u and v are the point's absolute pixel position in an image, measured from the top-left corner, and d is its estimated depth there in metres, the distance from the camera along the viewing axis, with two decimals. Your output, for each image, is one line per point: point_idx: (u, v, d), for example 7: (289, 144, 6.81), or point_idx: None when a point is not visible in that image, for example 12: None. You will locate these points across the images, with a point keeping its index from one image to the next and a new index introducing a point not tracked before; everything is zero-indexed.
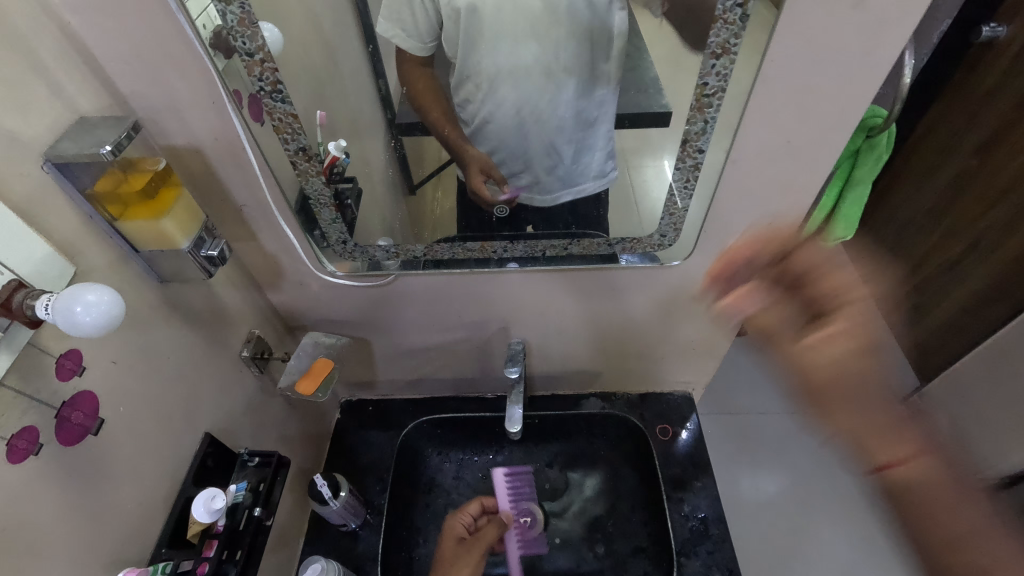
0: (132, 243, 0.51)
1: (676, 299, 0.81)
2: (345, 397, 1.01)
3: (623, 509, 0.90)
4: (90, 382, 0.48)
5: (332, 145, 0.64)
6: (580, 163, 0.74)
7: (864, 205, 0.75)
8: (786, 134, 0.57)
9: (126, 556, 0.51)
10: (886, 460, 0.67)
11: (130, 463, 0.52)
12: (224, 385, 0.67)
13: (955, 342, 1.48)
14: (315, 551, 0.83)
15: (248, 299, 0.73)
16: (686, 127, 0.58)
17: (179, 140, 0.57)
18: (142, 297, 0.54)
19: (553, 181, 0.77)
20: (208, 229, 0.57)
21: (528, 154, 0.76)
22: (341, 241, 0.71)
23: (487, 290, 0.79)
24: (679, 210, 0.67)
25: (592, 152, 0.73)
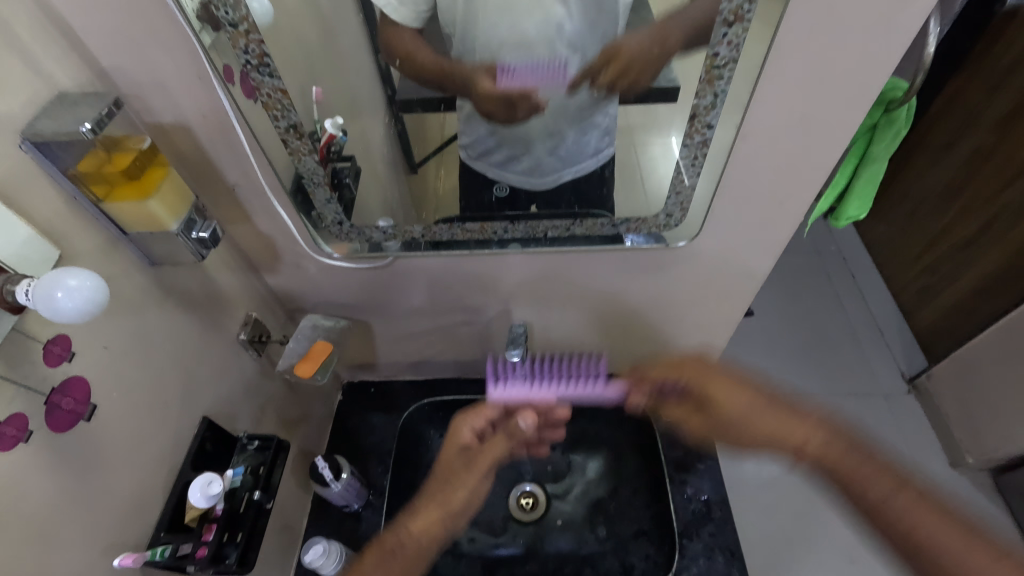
0: (121, 225, 0.50)
1: (682, 282, 0.79)
2: (346, 379, 1.00)
3: (625, 494, 0.89)
4: (80, 368, 0.47)
5: (328, 123, 0.65)
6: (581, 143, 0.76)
7: (880, 182, 0.73)
8: (800, 109, 0.54)
9: (125, 540, 0.51)
10: (800, 442, 0.71)
11: (127, 447, 0.52)
12: (222, 370, 0.66)
13: (966, 323, 1.46)
14: (317, 532, 0.84)
15: (243, 282, 0.72)
16: (695, 100, 0.56)
17: (167, 118, 0.55)
18: (134, 280, 0.52)
19: (553, 162, 0.79)
20: (198, 210, 0.56)
21: (528, 137, 0.80)
22: (337, 223, 0.68)
23: (488, 273, 0.78)
24: (686, 189, 0.64)
25: (593, 130, 0.74)
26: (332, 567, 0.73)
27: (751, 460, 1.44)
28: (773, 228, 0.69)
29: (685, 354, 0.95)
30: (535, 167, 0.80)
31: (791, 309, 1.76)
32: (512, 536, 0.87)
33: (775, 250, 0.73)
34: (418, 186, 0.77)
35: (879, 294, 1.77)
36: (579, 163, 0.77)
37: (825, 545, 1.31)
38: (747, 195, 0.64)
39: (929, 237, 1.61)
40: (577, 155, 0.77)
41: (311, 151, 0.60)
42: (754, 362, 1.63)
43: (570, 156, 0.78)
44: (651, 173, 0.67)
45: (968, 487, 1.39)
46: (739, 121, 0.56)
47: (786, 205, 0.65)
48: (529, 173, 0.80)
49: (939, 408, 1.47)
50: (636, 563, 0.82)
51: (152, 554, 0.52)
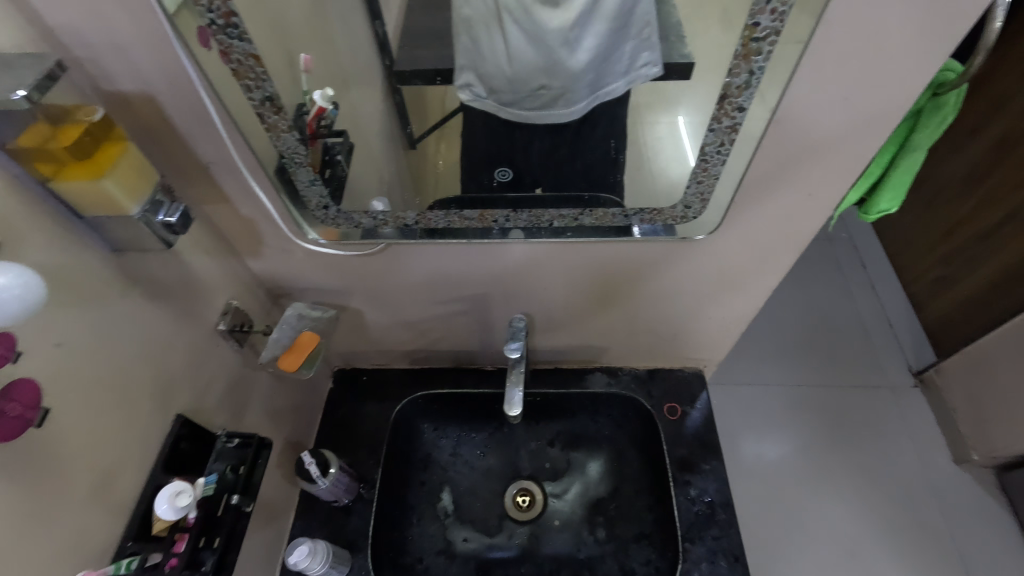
0: (74, 208, 0.45)
1: (695, 275, 0.73)
2: (338, 366, 0.96)
3: (626, 493, 0.85)
4: (27, 369, 0.42)
5: (317, 94, 0.63)
6: (609, 69, 0.80)
7: (916, 171, 0.66)
8: (843, 90, 0.48)
9: (85, 554, 0.47)
10: None
11: (87, 454, 0.47)
12: (199, 362, 0.62)
13: (980, 318, 1.41)
14: (304, 528, 0.80)
15: (223, 267, 0.67)
16: (727, 78, 0.50)
17: (127, 85, 0.48)
18: (92, 268, 0.47)
19: (581, 89, 0.84)
20: (165, 190, 0.51)
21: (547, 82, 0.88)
22: (322, 207, 0.64)
23: (487, 262, 0.72)
24: (709, 177, 0.59)
25: (613, 69, 0.80)
26: (319, 568, 0.70)
27: (749, 447, 1.42)
28: (799, 220, 0.63)
29: (694, 348, 0.90)
30: (563, 99, 0.86)
31: (799, 297, 1.71)
32: (508, 535, 0.84)
33: (799, 244, 0.67)
34: (416, 165, 0.76)
35: (890, 285, 1.72)
36: (607, 86, 0.80)
37: (824, 539, 1.28)
38: (776, 187, 0.58)
39: (947, 226, 1.54)
40: (606, 78, 0.81)
41: (290, 128, 0.56)
42: (758, 350, 1.59)
43: (591, 88, 0.83)
44: (657, 155, 0.66)
45: (973, 484, 1.36)
46: (775, 103, 0.49)
47: (816, 196, 0.59)
48: (553, 107, 0.87)
49: (947, 403, 1.43)
50: (636, 567, 0.80)
51: (116, 566, 0.47)
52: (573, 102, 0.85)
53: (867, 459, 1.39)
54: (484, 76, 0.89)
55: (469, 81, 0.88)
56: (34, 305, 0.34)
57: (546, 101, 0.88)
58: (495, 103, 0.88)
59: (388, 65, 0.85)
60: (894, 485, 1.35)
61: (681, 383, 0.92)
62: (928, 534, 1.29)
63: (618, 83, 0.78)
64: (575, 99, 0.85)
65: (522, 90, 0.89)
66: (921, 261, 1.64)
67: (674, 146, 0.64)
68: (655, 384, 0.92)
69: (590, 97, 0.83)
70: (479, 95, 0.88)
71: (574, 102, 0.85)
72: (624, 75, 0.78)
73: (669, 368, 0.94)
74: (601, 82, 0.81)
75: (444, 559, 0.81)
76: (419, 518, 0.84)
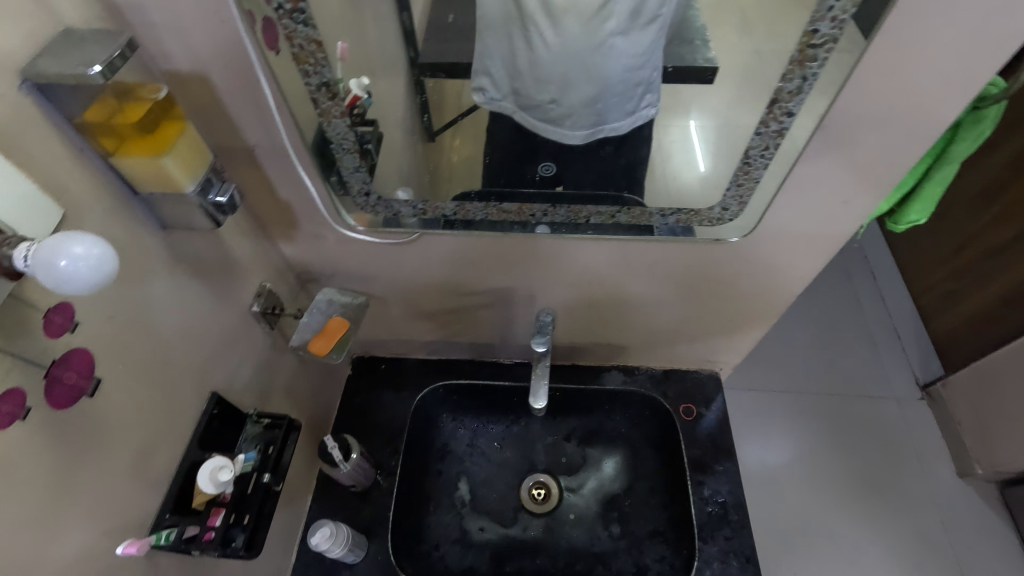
0: (132, 184, 0.45)
1: (722, 279, 0.74)
2: (357, 354, 0.96)
3: (641, 491, 0.86)
4: (83, 340, 0.43)
5: (353, 83, 0.59)
6: (619, 102, 0.78)
7: (947, 186, 0.67)
8: (890, 100, 0.49)
9: (129, 522, 0.48)
10: None
11: (131, 426, 0.48)
12: (233, 341, 0.63)
13: (989, 334, 1.41)
14: (323, 511, 0.81)
15: (258, 249, 0.68)
16: (780, 83, 0.51)
17: (184, 66, 0.49)
18: (143, 244, 0.48)
19: (587, 116, 0.82)
20: (216, 171, 0.51)
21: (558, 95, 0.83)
22: (363, 193, 0.64)
23: (519, 256, 0.73)
24: (750, 180, 0.60)
25: (623, 103, 0.78)
26: (339, 550, 0.71)
27: (755, 452, 1.43)
28: (831, 227, 0.63)
29: (712, 351, 0.91)
30: (567, 119, 0.83)
31: (809, 306, 1.71)
32: (523, 527, 0.85)
33: (830, 250, 0.67)
34: (432, 155, 0.73)
35: (900, 296, 1.73)
36: (610, 122, 0.78)
37: (827, 546, 1.29)
38: (812, 193, 0.59)
39: (960, 240, 1.55)
40: (612, 112, 0.79)
41: (342, 114, 0.56)
42: (767, 357, 1.59)
43: (600, 116, 0.80)
44: (670, 160, 0.69)
45: (975, 497, 1.37)
46: (829, 105, 0.50)
47: (851, 205, 0.60)
48: (559, 124, 0.83)
49: (953, 416, 1.44)
50: (650, 564, 0.81)
51: (157, 538, 0.49)
52: (578, 127, 0.82)
53: (872, 469, 1.40)
54: (502, 76, 0.83)
55: (483, 82, 0.82)
56: (103, 283, 0.36)
57: (552, 116, 0.83)
58: (508, 105, 0.82)
59: (413, 57, 0.78)
60: (898, 495, 1.36)
61: (697, 385, 0.93)
62: (930, 545, 1.30)
63: (622, 122, 0.77)
64: (579, 125, 0.82)
65: (534, 97, 0.83)
66: (932, 274, 1.64)
67: (687, 150, 0.67)
68: (670, 384, 0.93)
69: (592, 127, 0.80)
70: (491, 96, 0.82)
71: (577, 127, 0.82)
72: (628, 114, 0.77)
73: (685, 369, 0.95)
74: (606, 115, 0.79)
75: (460, 548, 0.82)
76: (436, 506, 0.85)
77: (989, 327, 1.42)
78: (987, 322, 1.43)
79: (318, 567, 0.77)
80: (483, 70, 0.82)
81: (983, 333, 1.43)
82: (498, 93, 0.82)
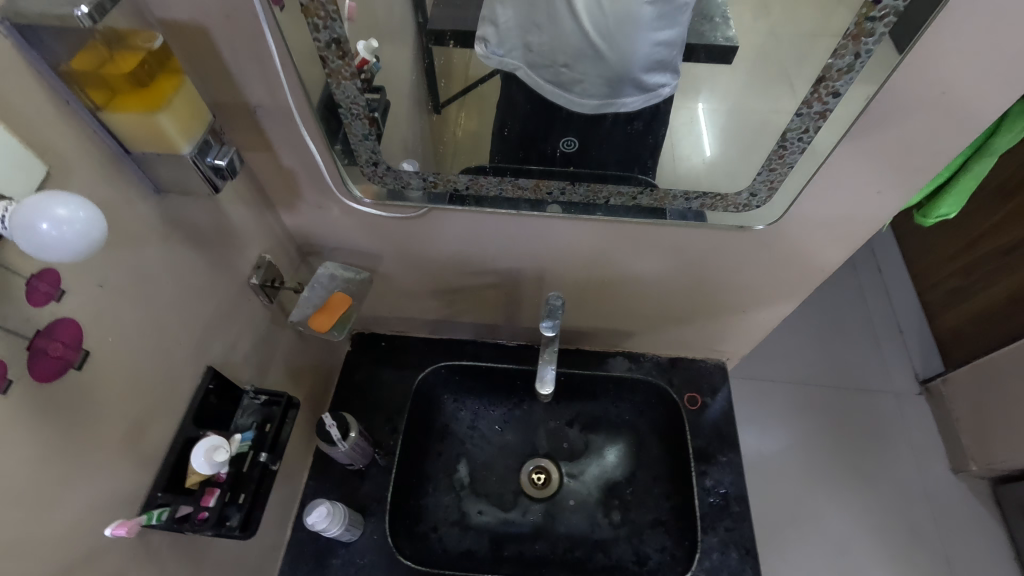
0: (123, 142, 0.42)
1: (741, 266, 0.72)
2: (357, 329, 0.94)
3: (643, 479, 0.85)
4: (71, 308, 0.40)
5: (359, 45, 0.54)
6: (636, 77, 0.73)
7: (982, 178, 0.65)
8: (942, 83, 0.45)
9: (119, 498, 0.46)
10: None
11: (123, 401, 0.46)
12: (230, 314, 0.60)
13: (993, 332, 1.40)
14: (319, 488, 0.80)
15: (258, 218, 0.64)
16: (831, 59, 0.47)
17: (181, 14, 0.45)
18: (135, 208, 0.45)
19: (598, 86, 0.76)
20: (215, 132, 0.48)
21: (579, 54, 0.76)
22: (371, 163, 0.60)
23: (531, 235, 0.70)
24: (783, 165, 0.56)
25: (636, 78, 0.73)
26: (335, 530, 0.70)
27: (752, 440, 1.42)
28: (860, 218, 0.61)
29: (721, 340, 0.89)
30: (577, 84, 0.77)
31: (815, 298, 1.69)
32: (522, 511, 0.84)
33: (854, 242, 0.65)
34: (437, 129, 0.70)
35: (903, 290, 1.71)
36: (623, 98, 0.75)
37: (819, 536, 1.30)
38: (848, 180, 0.55)
39: (974, 235, 1.51)
40: (626, 87, 0.74)
41: (354, 76, 0.51)
42: (771, 347, 1.57)
43: (614, 91, 0.76)
44: (680, 140, 0.67)
45: (968, 493, 1.38)
46: (877, 89, 0.46)
47: (883, 196, 0.57)
48: (568, 90, 0.77)
49: (951, 413, 1.43)
50: (650, 553, 0.80)
51: (148, 517, 0.47)
52: (589, 95, 0.77)
53: (868, 463, 1.39)
54: (513, 30, 0.78)
55: (488, 32, 0.78)
56: (90, 249, 0.32)
57: (564, 80, 0.78)
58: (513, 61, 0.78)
59: (422, 23, 0.75)
60: (892, 489, 1.37)
61: (702, 374, 0.92)
62: (921, 538, 1.31)
63: (635, 98, 0.74)
64: (590, 92, 0.77)
65: (545, 56, 0.77)
66: (940, 269, 1.62)
67: (693, 137, 0.67)
68: (676, 372, 0.91)
69: (604, 97, 0.76)
70: (495, 51, 0.78)
71: (588, 95, 0.77)
72: (642, 91, 0.73)
73: (692, 358, 0.93)
74: (620, 88, 0.75)
75: (458, 530, 0.81)
76: (435, 488, 0.83)
77: (995, 326, 1.40)
78: (994, 321, 1.41)
79: (314, 543, 0.76)
80: (490, 19, 0.78)
81: (988, 332, 1.42)
82: (501, 49, 0.78)
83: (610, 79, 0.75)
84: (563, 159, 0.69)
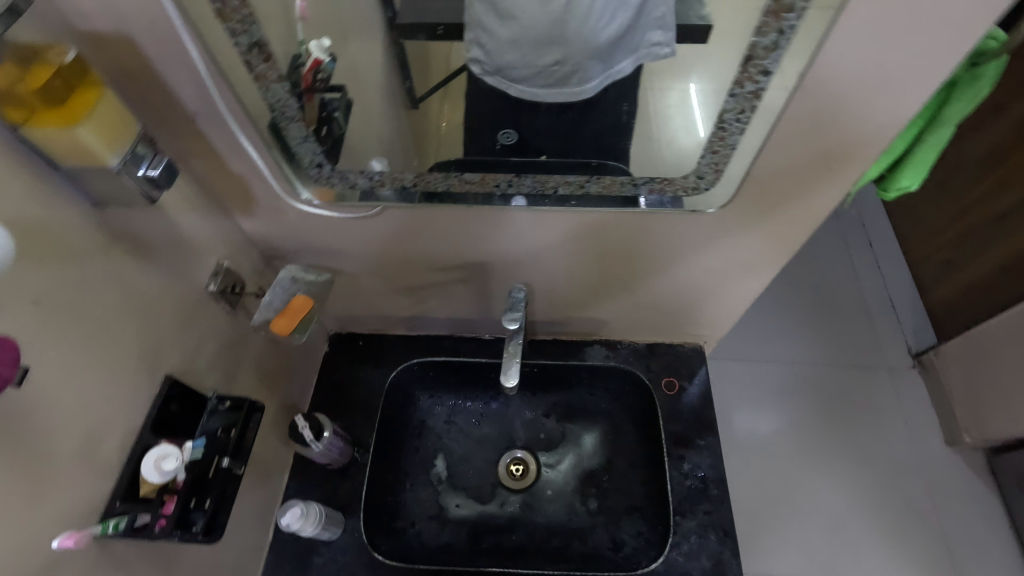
0: (50, 157, 0.42)
1: (702, 249, 0.71)
2: (334, 330, 0.94)
3: (621, 466, 0.85)
4: (3, 326, 0.40)
5: (313, 46, 0.63)
6: (623, 46, 0.79)
7: (942, 148, 0.65)
8: (881, 57, 0.44)
9: (74, 510, 0.47)
10: None
11: (69, 417, 0.46)
12: (188, 322, 0.60)
13: (982, 303, 1.39)
14: (298, 488, 0.80)
15: (213, 225, 0.64)
16: (755, 37, 0.47)
17: (102, 24, 0.44)
18: (69, 223, 0.45)
19: (592, 66, 0.83)
20: (145, 141, 0.48)
21: (563, 48, 0.82)
22: (315, 165, 0.62)
23: (489, 229, 0.69)
24: (725, 146, 0.57)
25: (625, 48, 0.79)
26: (311, 529, 0.70)
27: (743, 420, 1.42)
28: (815, 195, 0.60)
29: (696, 323, 0.89)
30: (573, 75, 0.85)
31: (805, 275, 1.68)
32: (500, 503, 0.84)
33: (813, 219, 0.64)
34: (419, 122, 0.77)
35: (896, 264, 1.69)
36: (618, 65, 0.81)
37: (811, 514, 1.30)
38: (795, 158, 0.55)
39: (963, 205, 1.49)
40: (617, 55, 0.80)
41: (280, 78, 0.54)
42: (760, 327, 1.57)
43: (609, 64, 0.81)
44: (670, 123, 0.66)
45: (962, 465, 1.37)
46: (804, 67, 0.46)
47: (836, 171, 0.56)
48: (566, 84, 0.86)
49: (944, 386, 1.42)
50: (627, 539, 0.80)
51: (104, 528, 0.47)
52: (587, 80, 0.84)
53: (859, 439, 1.39)
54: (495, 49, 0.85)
55: (475, 56, 0.86)
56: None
57: (558, 75, 0.86)
58: (506, 79, 0.87)
59: (392, 18, 0.85)
60: (885, 463, 1.36)
61: (680, 358, 0.91)
62: (914, 511, 1.31)
63: (627, 62, 0.80)
64: (587, 76, 0.84)
65: (533, 63, 0.85)
66: (931, 241, 1.60)
67: (683, 113, 0.64)
68: (654, 358, 0.91)
69: (602, 74, 0.83)
70: (487, 70, 0.86)
71: (586, 80, 0.84)
72: (633, 54, 0.79)
73: (669, 343, 0.93)
74: (612, 59, 0.81)
75: (436, 524, 0.82)
76: (413, 484, 0.84)
77: (986, 296, 1.39)
78: (984, 291, 1.39)
79: (293, 544, 0.77)
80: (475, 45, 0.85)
81: (979, 303, 1.40)
82: (491, 68, 0.86)
83: (601, 58, 0.81)
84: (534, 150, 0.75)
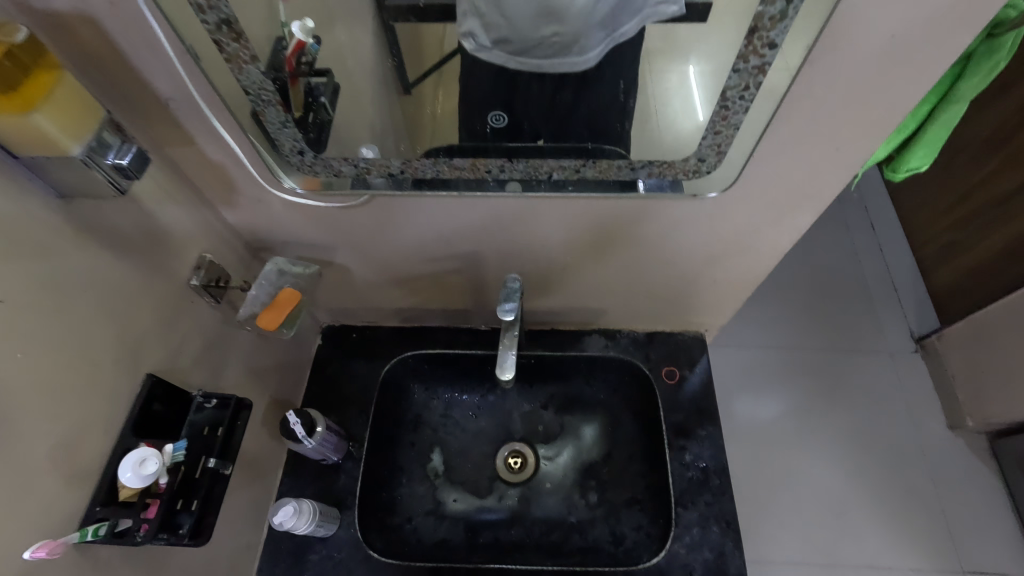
0: (8, 147, 0.40)
1: (703, 235, 0.69)
2: (327, 323, 0.92)
3: (620, 457, 0.84)
4: None
5: (295, 27, 0.60)
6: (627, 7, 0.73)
7: (953, 126, 0.66)
8: (892, 27, 0.42)
9: (52, 515, 0.45)
10: None
11: (44, 419, 0.44)
12: (171, 319, 0.58)
13: (986, 287, 1.37)
14: (292, 485, 0.79)
15: (195, 217, 0.61)
16: (760, 7, 0.44)
17: (61, 3, 0.42)
18: (33, 216, 0.42)
19: (594, 34, 0.78)
20: (111, 128, 0.46)
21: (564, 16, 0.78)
22: (297, 152, 0.58)
23: (482, 217, 0.67)
24: (728, 127, 0.53)
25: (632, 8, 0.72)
26: (306, 527, 0.69)
27: (745, 405, 1.41)
28: (822, 177, 0.58)
29: (697, 312, 0.87)
30: (575, 44, 0.80)
31: (807, 259, 1.66)
32: (499, 497, 0.83)
33: (818, 202, 0.62)
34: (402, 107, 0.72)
35: (899, 247, 1.67)
36: (622, 28, 0.74)
37: (812, 499, 1.29)
38: (800, 138, 0.52)
39: (968, 186, 1.46)
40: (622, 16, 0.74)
41: (254, 58, 0.48)
42: (761, 313, 1.55)
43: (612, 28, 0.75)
44: (669, 106, 0.61)
45: (965, 449, 1.36)
46: (813, 38, 0.43)
47: (843, 151, 0.54)
48: (568, 54, 0.80)
49: (947, 370, 1.41)
50: (627, 533, 0.79)
51: (82, 534, 0.46)
52: (589, 49, 0.78)
53: (861, 424, 1.38)
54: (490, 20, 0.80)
55: (471, 27, 0.79)
56: None
57: (560, 45, 0.81)
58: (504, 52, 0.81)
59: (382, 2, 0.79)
60: (887, 449, 1.35)
61: (681, 347, 0.89)
62: (917, 497, 1.30)
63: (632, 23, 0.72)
64: (590, 44, 0.78)
65: (532, 35, 0.82)
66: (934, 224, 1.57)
67: (684, 91, 0.59)
68: (654, 347, 0.89)
69: (605, 40, 0.76)
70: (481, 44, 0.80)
71: (589, 48, 0.79)
72: (638, 13, 0.71)
73: (670, 331, 0.91)
74: (615, 22, 0.75)
75: (433, 520, 0.81)
76: (409, 479, 0.82)
77: (990, 279, 1.37)
78: (988, 274, 1.37)
79: (289, 542, 0.76)
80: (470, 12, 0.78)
81: (983, 286, 1.38)
82: (488, 41, 0.80)
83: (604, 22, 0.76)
84: (530, 133, 0.70)
